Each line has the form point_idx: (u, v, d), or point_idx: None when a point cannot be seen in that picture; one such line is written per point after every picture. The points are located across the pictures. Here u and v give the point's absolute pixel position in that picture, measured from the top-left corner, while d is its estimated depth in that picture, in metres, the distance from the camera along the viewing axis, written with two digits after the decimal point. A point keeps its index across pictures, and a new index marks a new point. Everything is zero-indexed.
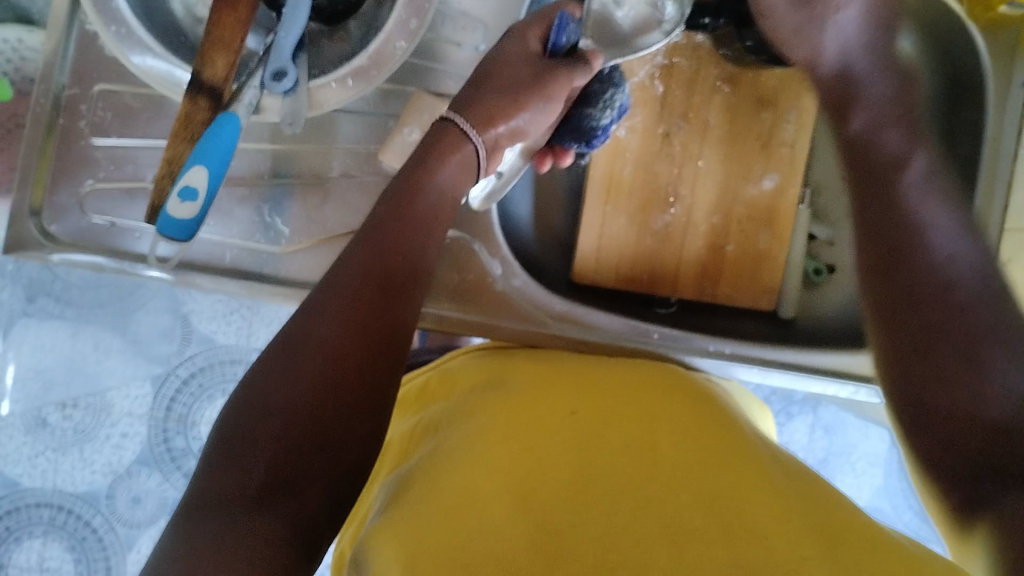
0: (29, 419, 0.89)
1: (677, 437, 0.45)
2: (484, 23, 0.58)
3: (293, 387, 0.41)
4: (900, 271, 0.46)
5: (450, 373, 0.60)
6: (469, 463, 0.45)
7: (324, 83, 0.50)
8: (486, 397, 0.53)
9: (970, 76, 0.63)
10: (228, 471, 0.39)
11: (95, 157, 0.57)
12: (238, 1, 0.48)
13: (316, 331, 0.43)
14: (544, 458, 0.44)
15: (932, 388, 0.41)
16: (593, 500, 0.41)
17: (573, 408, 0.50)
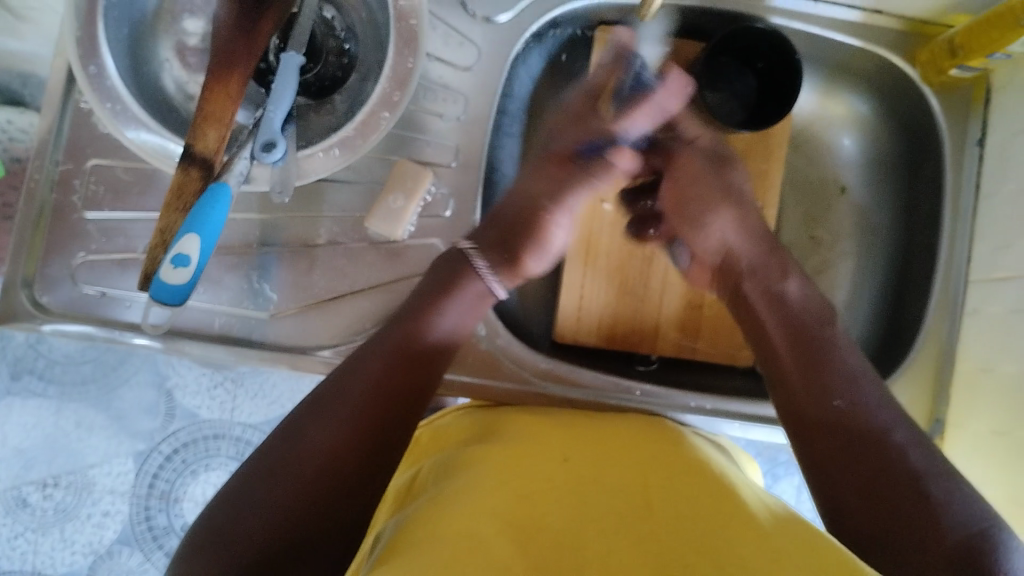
0: (8, 500, 0.89)
1: (685, 484, 0.47)
2: (464, 95, 0.61)
3: (301, 467, 0.46)
4: (823, 378, 0.52)
5: (449, 425, 0.61)
6: (471, 497, 0.45)
7: (313, 153, 0.53)
8: (477, 448, 0.53)
9: (929, 134, 0.66)
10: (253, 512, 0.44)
11: (87, 229, 0.58)
12: (229, 79, 0.51)
13: (345, 393, 0.50)
14: (551, 496, 0.45)
15: (887, 523, 0.45)
16: (596, 535, 0.41)
17: (565, 456, 0.50)
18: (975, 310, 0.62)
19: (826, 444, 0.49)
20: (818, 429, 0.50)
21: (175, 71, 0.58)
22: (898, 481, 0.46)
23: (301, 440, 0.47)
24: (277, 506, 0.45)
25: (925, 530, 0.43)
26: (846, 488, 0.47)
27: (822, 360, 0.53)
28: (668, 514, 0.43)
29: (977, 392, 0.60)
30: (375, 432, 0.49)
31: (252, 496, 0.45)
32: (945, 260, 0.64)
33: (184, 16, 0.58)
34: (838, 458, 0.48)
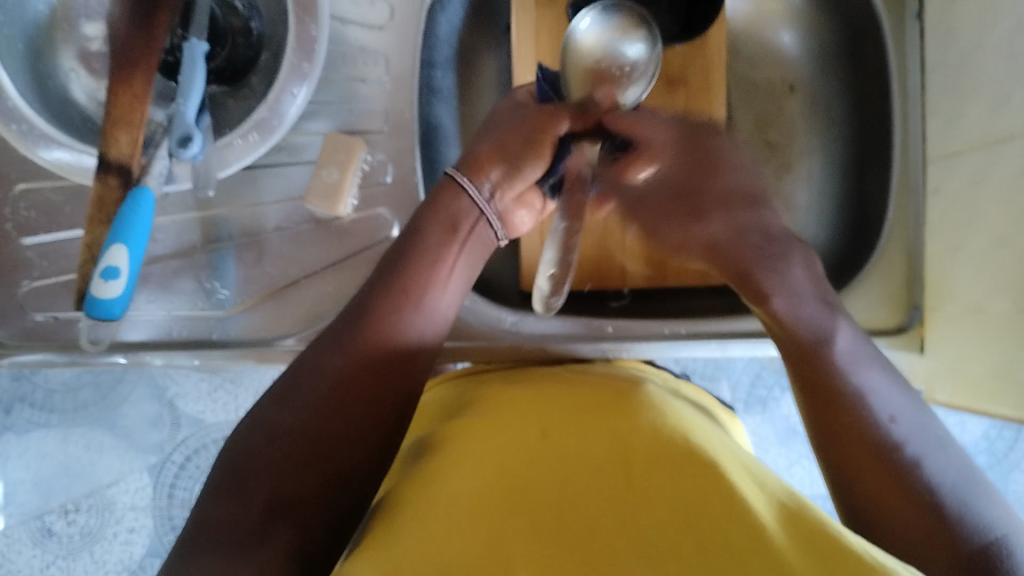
0: (33, 530, 0.89)
1: (669, 458, 0.42)
2: (385, 55, 0.59)
3: (298, 422, 0.42)
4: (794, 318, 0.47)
5: (431, 399, 0.59)
6: (444, 491, 0.42)
7: (230, 141, 0.52)
8: (450, 426, 0.50)
9: (866, 21, 0.64)
10: (225, 501, 0.39)
11: (28, 256, 0.57)
12: (132, 80, 0.49)
13: (322, 365, 0.44)
14: (530, 473, 0.41)
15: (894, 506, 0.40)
16: (585, 521, 0.37)
17: (544, 430, 0.46)
18: (937, 188, 0.60)
19: (835, 438, 0.43)
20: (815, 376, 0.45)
21: (83, 80, 0.55)
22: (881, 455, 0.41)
23: (293, 397, 0.43)
24: (272, 468, 0.40)
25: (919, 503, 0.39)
26: (848, 460, 0.42)
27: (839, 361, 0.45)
28: (654, 494, 0.39)
29: (948, 271, 0.59)
30: (361, 402, 0.44)
31: (251, 457, 0.41)
32: (900, 145, 0.63)
33: (83, 21, 0.55)
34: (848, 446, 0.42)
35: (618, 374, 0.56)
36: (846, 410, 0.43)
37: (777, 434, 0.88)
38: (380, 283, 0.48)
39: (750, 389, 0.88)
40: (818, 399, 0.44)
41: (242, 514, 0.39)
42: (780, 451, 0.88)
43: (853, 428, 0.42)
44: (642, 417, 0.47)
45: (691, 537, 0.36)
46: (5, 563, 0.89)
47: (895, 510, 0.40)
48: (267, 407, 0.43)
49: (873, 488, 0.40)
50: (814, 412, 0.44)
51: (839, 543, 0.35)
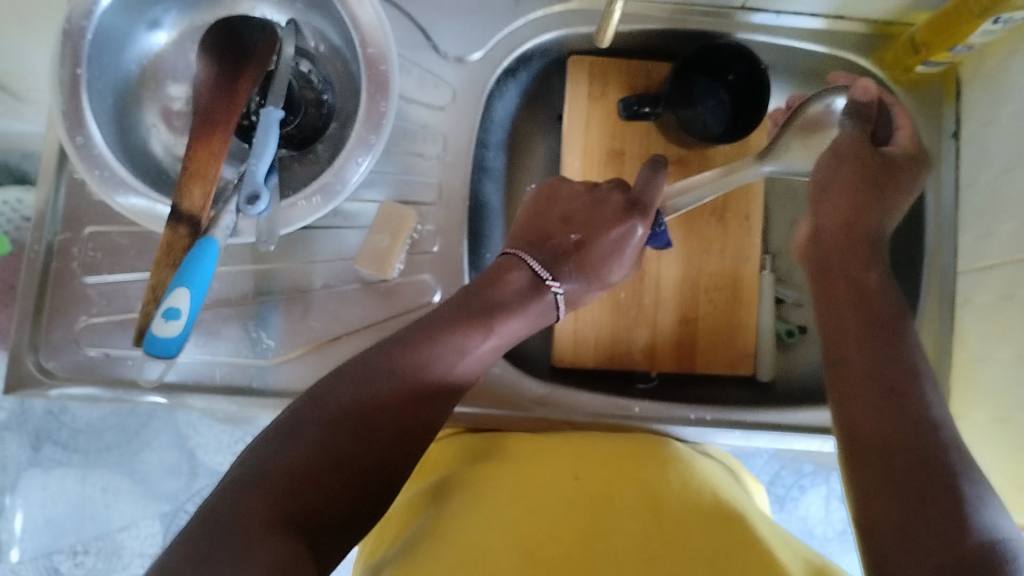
0: (40, 569, 0.91)
1: (687, 509, 0.46)
2: (443, 134, 0.63)
3: (332, 439, 0.44)
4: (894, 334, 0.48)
5: (441, 450, 0.61)
6: (476, 520, 0.46)
7: (294, 202, 0.55)
8: (478, 466, 0.54)
9: (901, 131, 0.68)
10: (241, 497, 0.40)
11: (87, 294, 0.60)
12: (212, 138, 0.52)
13: (362, 388, 0.47)
14: (558, 514, 0.46)
15: (908, 506, 0.40)
16: (612, 565, 0.41)
17: (575, 473, 0.50)
18: (966, 301, 0.62)
19: (878, 434, 0.44)
20: (873, 412, 0.45)
21: (163, 135, 0.60)
22: (933, 488, 0.40)
23: (317, 421, 0.44)
24: (292, 474, 0.41)
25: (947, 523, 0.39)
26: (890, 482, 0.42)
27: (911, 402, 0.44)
28: (680, 541, 0.43)
29: (973, 382, 0.60)
30: (395, 430, 0.47)
31: (278, 463, 0.42)
32: (931, 252, 0.64)
33: (168, 82, 0.60)
34: (873, 473, 0.43)
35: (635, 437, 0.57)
36: (891, 413, 0.44)
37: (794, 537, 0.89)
38: (428, 328, 0.51)
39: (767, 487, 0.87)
40: (873, 381, 0.46)
41: (270, 511, 0.39)
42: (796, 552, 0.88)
43: (890, 413, 0.44)
44: (672, 468, 0.51)
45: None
46: None
47: (908, 513, 0.40)
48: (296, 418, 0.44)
49: (879, 470, 0.43)
50: (863, 386, 0.47)
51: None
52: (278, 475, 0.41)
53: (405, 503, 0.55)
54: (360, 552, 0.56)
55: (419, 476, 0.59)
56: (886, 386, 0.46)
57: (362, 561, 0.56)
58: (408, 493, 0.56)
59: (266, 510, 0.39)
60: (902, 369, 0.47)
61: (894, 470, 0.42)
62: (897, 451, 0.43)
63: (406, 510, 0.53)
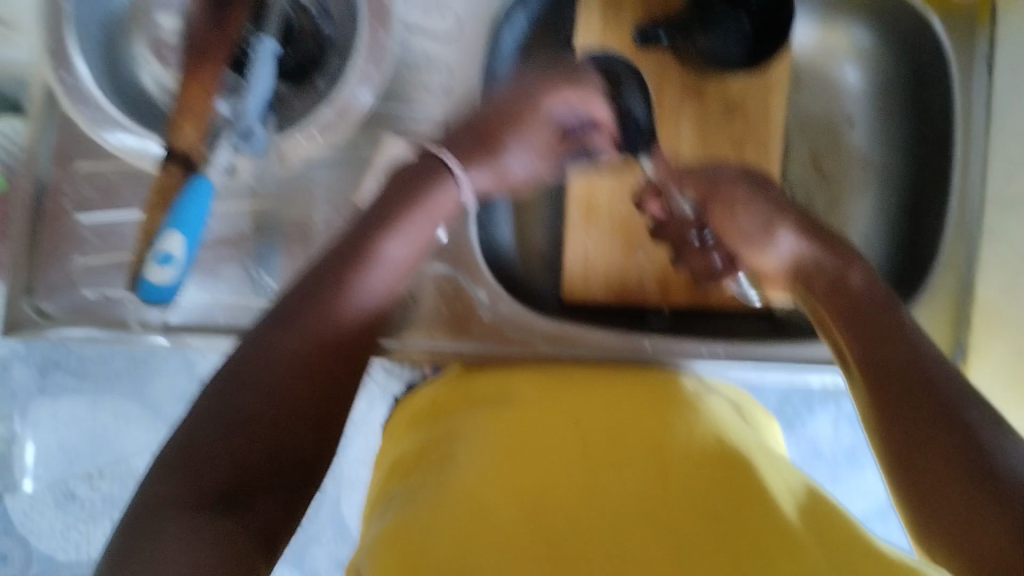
0: (57, 494, 0.91)
1: (670, 449, 0.45)
2: (448, 65, 0.59)
3: (260, 407, 0.42)
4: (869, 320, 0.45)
5: (457, 383, 0.60)
6: (470, 473, 0.45)
7: (293, 137, 0.52)
8: (484, 411, 0.53)
9: (935, 60, 0.63)
10: (181, 478, 0.39)
11: (82, 234, 0.58)
12: (202, 70, 0.50)
13: (285, 340, 0.44)
14: (549, 463, 0.45)
15: (919, 474, 0.39)
16: (616, 523, 0.40)
17: (573, 420, 0.49)
18: (993, 235, 0.59)
19: (875, 412, 0.41)
20: (880, 398, 0.42)
21: (153, 67, 0.55)
22: (934, 427, 0.39)
23: (251, 381, 0.43)
24: (229, 456, 0.40)
25: (978, 481, 0.36)
26: (916, 462, 0.39)
27: (883, 348, 0.43)
28: (686, 498, 0.41)
29: (1000, 317, 0.58)
30: (314, 381, 0.45)
31: (204, 435, 0.40)
32: (958, 191, 0.61)
33: (157, 9, 0.56)
34: (889, 428, 0.41)
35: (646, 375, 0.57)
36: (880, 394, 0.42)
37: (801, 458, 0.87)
38: (345, 257, 0.49)
39: (780, 408, 0.87)
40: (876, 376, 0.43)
41: (203, 486, 0.39)
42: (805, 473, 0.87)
43: (889, 403, 0.41)
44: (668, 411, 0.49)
45: (727, 540, 0.38)
46: (27, 523, 0.91)
47: (960, 500, 0.36)
48: (223, 387, 0.42)
49: (923, 462, 0.38)
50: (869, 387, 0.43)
51: (850, 538, 0.39)
52: (212, 450, 0.40)
53: (409, 450, 0.54)
54: (370, 495, 0.56)
55: (429, 417, 0.57)
56: (881, 365, 0.43)
57: (370, 510, 0.55)
58: (406, 441, 0.56)
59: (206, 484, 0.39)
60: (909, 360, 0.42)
61: (946, 450, 0.38)
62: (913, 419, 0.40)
63: (413, 458, 0.53)
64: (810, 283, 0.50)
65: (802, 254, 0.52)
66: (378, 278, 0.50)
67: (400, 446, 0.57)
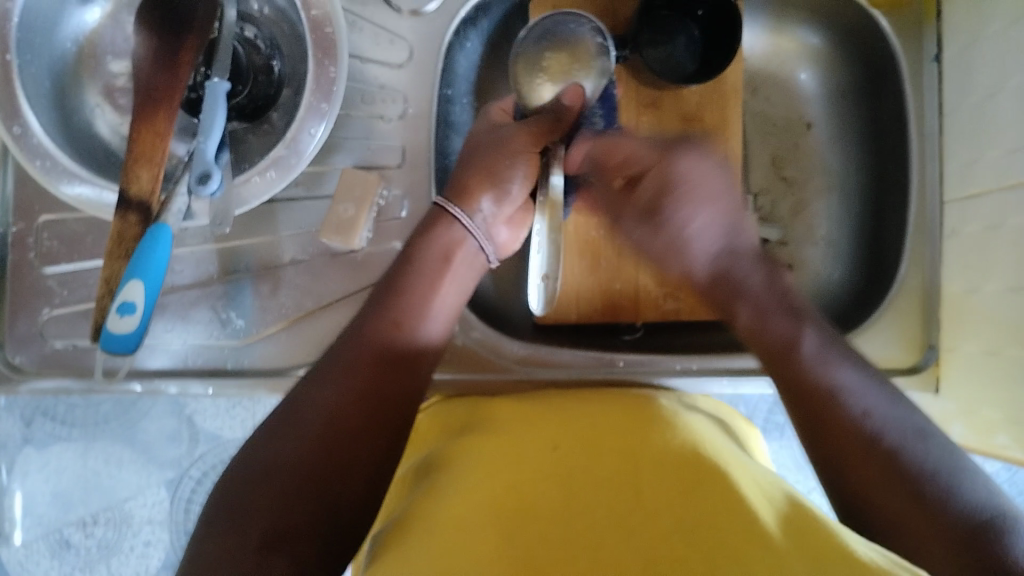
0: (51, 543, 0.90)
1: (674, 470, 0.45)
2: (403, 94, 0.60)
3: (295, 456, 0.42)
4: (787, 356, 0.50)
5: (438, 412, 0.60)
6: (460, 499, 0.45)
7: (248, 177, 0.52)
8: (466, 437, 0.53)
9: (885, 60, 0.64)
10: (216, 537, 0.40)
11: (49, 285, 0.58)
12: (155, 118, 0.50)
13: (324, 389, 0.46)
14: (540, 491, 0.44)
15: (870, 481, 0.44)
16: (590, 535, 0.40)
17: (555, 443, 0.49)
18: (953, 231, 0.60)
19: (824, 427, 0.46)
20: (805, 419, 0.48)
21: (108, 116, 0.57)
22: (872, 454, 0.44)
23: (289, 432, 0.43)
24: (271, 504, 0.40)
25: (915, 508, 0.42)
26: (855, 481, 0.44)
27: (805, 380, 0.48)
28: (658, 509, 0.42)
29: (963, 315, 0.59)
30: (370, 422, 0.45)
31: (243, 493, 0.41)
32: (917, 189, 0.62)
33: (109, 58, 0.57)
34: (840, 437, 0.46)
35: (623, 393, 0.58)
36: (814, 413, 0.47)
37: (793, 463, 0.88)
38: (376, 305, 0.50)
39: (767, 417, 0.87)
40: (798, 399, 0.48)
41: (242, 540, 0.39)
42: (798, 478, 0.88)
43: (818, 416, 0.47)
44: (656, 428, 0.50)
45: (703, 545, 0.39)
46: (21, 574, 0.90)
47: (908, 506, 0.42)
48: (263, 436, 0.44)
49: (862, 482, 0.44)
50: (795, 407, 0.49)
51: (842, 544, 0.38)
52: (253, 500, 0.41)
53: (397, 480, 0.54)
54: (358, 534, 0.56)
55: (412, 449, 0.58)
56: (799, 398, 0.48)
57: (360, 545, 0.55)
58: (400, 468, 0.56)
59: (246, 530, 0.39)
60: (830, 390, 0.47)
61: (878, 471, 0.43)
62: (851, 438, 0.45)
63: (397, 489, 0.53)
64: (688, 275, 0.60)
65: (717, 262, 0.59)
66: (422, 314, 0.51)
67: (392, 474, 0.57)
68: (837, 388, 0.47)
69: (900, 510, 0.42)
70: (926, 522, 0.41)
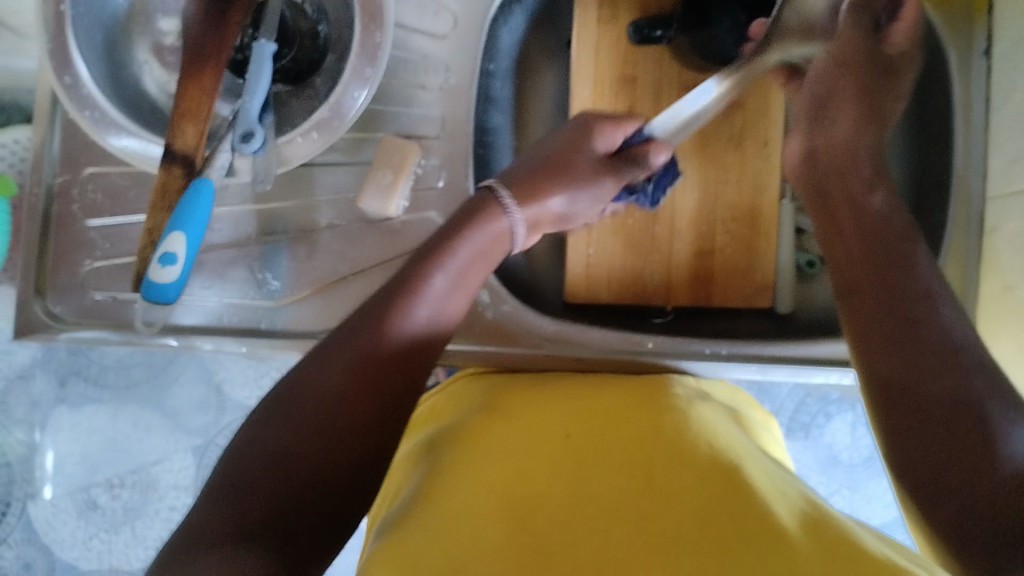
0: (79, 502, 0.91)
1: (688, 456, 0.45)
2: (446, 64, 0.60)
3: (297, 438, 0.42)
4: (891, 264, 0.48)
5: (461, 390, 0.61)
6: (467, 489, 0.45)
7: (291, 138, 0.53)
8: (478, 419, 0.53)
9: (934, 49, 0.64)
10: (216, 514, 0.39)
11: (91, 238, 0.60)
12: (201, 74, 0.51)
13: (325, 371, 0.45)
14: (541, 483, 0.44)
15: (932, 393, 0.40)
16: (592, 520, 0.41)
17: (567, 431, 0.50)
18: (995, 227, 0.59)
19: (882, 344, 0.44)
20: (871, 323, 0.46)
21: (155, 73, 0.58)
22: (930, 370, 0.41)
23: (297, 409, 0.43)
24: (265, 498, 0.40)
25: (970, 460, 0.37)
26: (902, 380, 0.42)
27: (903, 279, 0.47)
28: (665, 496, 0.42)
29: (999, 313, 0.58)
30: (362, 403, 0.44)
31: (251, 469, 0.41)
32: (959, 182, 0.62)
33: (159, 16, 0.58)
34: (890, 353, 0.43)
35: (649, 377, 0.58)
36: (921, 330, 0.43)
37: (818, 462, 0.87)
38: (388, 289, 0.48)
39: (793, 415, 0.87)
40: (885, 296, 0.46)
41: (229, 524, 0.38)
42: (821, 479, 0.87)
43: (898, 323, 0.44)
44: (668, 413, 0.50)
45: (704, 524, 0.39)
46: (49, 532, 0.91)
47: (945, 445, 0.39)
48: (258, 421, 0.43)
49: (917, 396, 0.41)
50: (873, 296, 0.47)
51: (849, 544, 0.38)
52: (250, 483, 0.40)
53: (408, 457, 0.55)
54: (371, 504, 0.57)
55: (431, 424, 0.59)
56: (904, 318, 0.44)
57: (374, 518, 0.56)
58: (415, 442, 0.57)
59: (235, 518, 0.39)
60: (931, 298, 0.45)
61: (941, 386, 0.40)
62: (913, 351, 0.42)
63: (412, 462, 0.54)
64: (812, 163, 0.59)
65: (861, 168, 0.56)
66: (429, 296, 0.49)
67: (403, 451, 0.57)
68: (935, 296, 0.45)
69: (936, 446, 0.39)
70: (977, 487, 0.36)
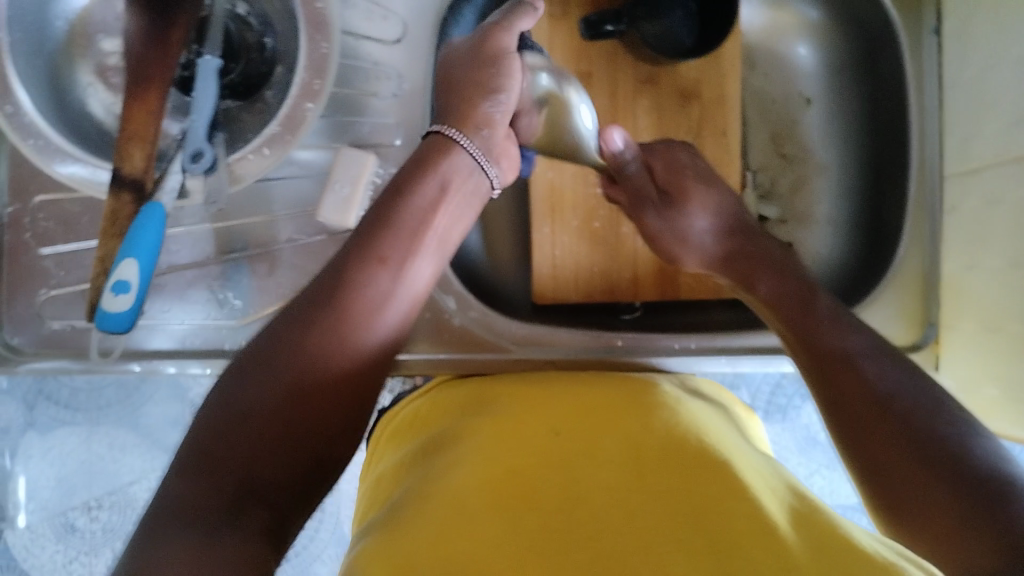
0: (57, 526, 0.89)
1: (681, 453, 0.45)
2: (398, 72, 0.60)
3: (260, 408, 0.40)
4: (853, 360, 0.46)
5: (446, 394, 0.59)
6: (462, 487, 0.44)
7: (242, 155, 0.52)
8: (469, 422, 0.53)
9: (884, 38, 0.63)
10: (189, 482, 0.37)
11: (45, 266, 0.58)
12: (147, 95, 0.50)
13: (306, 332, 0.43)
14: (546, 479, 0.44)
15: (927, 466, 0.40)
16: (599, 520, 0.40)
17: (560, 428, 0.49)
18: (953, 207, 0.60)
19: (873, 428, 0.43)
20: (848, 407, 0.45)
21: (101, 95, 0.56)
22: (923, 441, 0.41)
23: (263, 377, 0.41)
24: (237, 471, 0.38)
25: (979, 519, 0.36)
26: (886, 467, 0.41)
27: (854, 358, 0.47)
28: (665, 494, 0.41)
29: (962, 292, 0.59)
30: (344, 384, 0.44)
31: (219, 441, 0.39)
32: (917, 169, 0.62)
33: (101, 37, 0.56)
34: (877, 446, 0.42)
35: (631, 376, 0.58)
36: (883, 434, 0.42)
37: (796, 444, 0.87)
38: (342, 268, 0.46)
39: (770, 398, 0.87)
40: (848, 406, 0.45)
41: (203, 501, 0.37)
42: (801, 460, 0.87)
43: (874, 416, 0.43)
44: (660, 412, 0.50)
45: (700, 524, 0.39)
46: (27, 558, 0.89)
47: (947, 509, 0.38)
48: (235, 379, 0.42)
49: (908, 475, 0.40)
50: (840, 414, 0.45)
51: (842, 536, 0.38)
52: (225, 457, 0.38)
53: (394, 465, 0.54)
54: (357, 510, 0.56)
55: (411, 429, 0.58)
56: (879, 411, 0.43)
57: (359, 520, 0.55)
58: (398, 451, 0.56)
59: (204, 496, 0.37)
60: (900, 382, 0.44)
61: (934, 455, 0.40)
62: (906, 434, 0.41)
63: (396, 471, 0.53)
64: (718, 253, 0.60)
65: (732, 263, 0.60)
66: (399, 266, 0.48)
67: (388, 457, 0.56)
68: (910, 377, 0.44)
69: (940, 503, 0.38)
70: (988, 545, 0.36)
